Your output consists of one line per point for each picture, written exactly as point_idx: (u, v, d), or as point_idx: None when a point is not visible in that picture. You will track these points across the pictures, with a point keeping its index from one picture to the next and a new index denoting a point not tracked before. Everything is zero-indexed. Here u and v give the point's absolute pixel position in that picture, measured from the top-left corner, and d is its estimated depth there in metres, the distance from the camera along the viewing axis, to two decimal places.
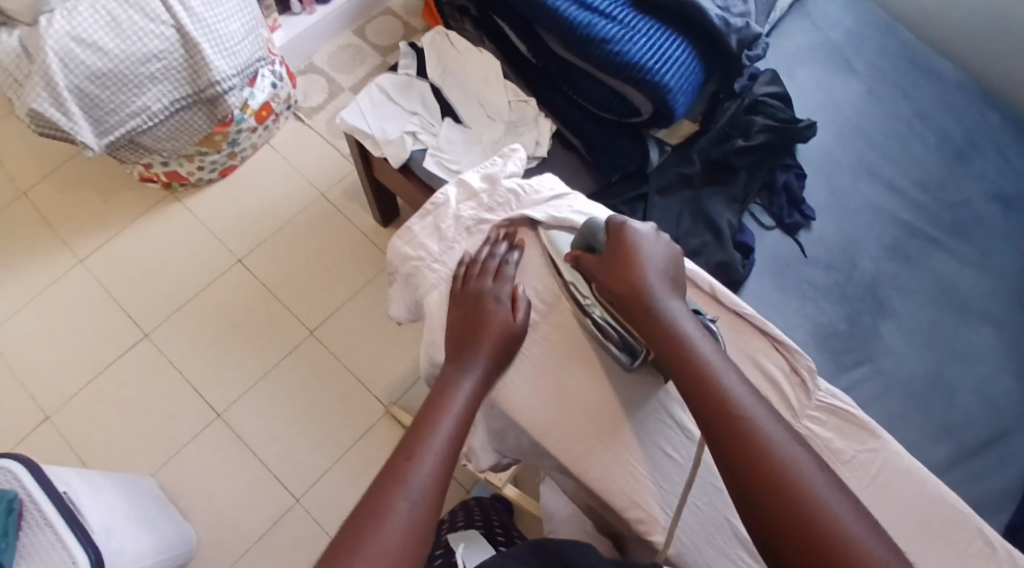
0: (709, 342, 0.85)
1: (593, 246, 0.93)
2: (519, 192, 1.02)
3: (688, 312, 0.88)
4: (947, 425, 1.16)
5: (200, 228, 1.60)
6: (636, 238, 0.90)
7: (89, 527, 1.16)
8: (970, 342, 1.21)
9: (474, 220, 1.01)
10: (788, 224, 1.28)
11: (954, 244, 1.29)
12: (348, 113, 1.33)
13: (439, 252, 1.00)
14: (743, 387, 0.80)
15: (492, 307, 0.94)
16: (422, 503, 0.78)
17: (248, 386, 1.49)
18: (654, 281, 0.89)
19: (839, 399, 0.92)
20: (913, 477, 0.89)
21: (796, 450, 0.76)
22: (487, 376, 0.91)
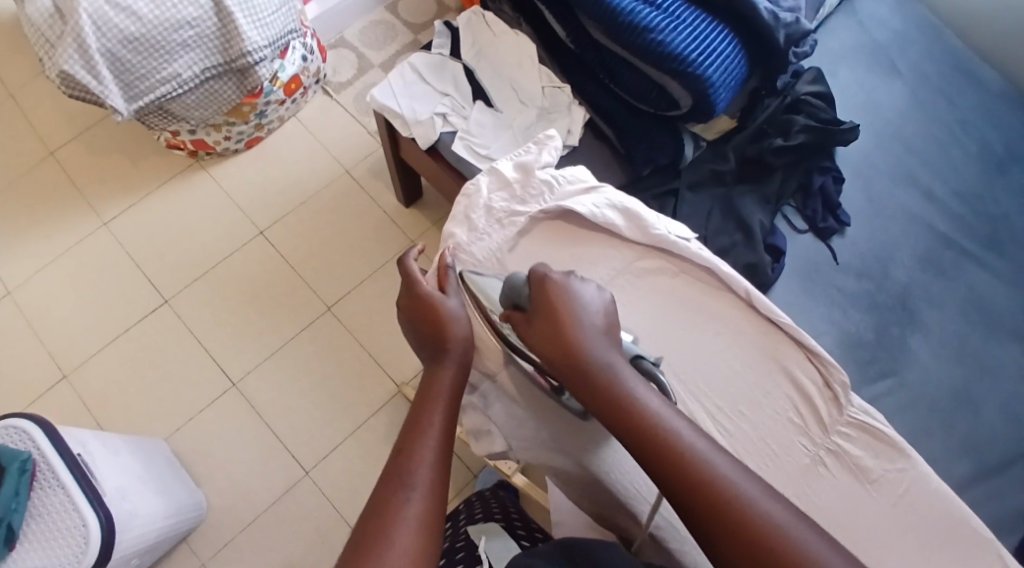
0: (656, 398, 0.82)
1: (520, 304, 0.90)
2: (552, 184, 0.99)
3: (630, 367, 0.85)
4: (970, 443, 1.13)
5: (224, 196, 1.60)
6: (562, 293, 0.87)
7: (101, 489, 1.16)
8: (999, 361, 1.18)
9: (506, 212, 0.99)
10: (821, 228, 1.25)
11: (990, 259, 1.26)
12: (379, 91, 1.30)
13: (469, 241, 0.98)
14: (699, 440, 0.79)
15: (427, 300, 0.92)
16: (439, 453, 0.81)
17: (263, 360, 1.49)
18: (588, 338, 0.85)
19: (873, 416, 0.89)
20: (938, 497, 0.87)
21: (762, 495, 0.75)
22: (457, 365, 0.89)
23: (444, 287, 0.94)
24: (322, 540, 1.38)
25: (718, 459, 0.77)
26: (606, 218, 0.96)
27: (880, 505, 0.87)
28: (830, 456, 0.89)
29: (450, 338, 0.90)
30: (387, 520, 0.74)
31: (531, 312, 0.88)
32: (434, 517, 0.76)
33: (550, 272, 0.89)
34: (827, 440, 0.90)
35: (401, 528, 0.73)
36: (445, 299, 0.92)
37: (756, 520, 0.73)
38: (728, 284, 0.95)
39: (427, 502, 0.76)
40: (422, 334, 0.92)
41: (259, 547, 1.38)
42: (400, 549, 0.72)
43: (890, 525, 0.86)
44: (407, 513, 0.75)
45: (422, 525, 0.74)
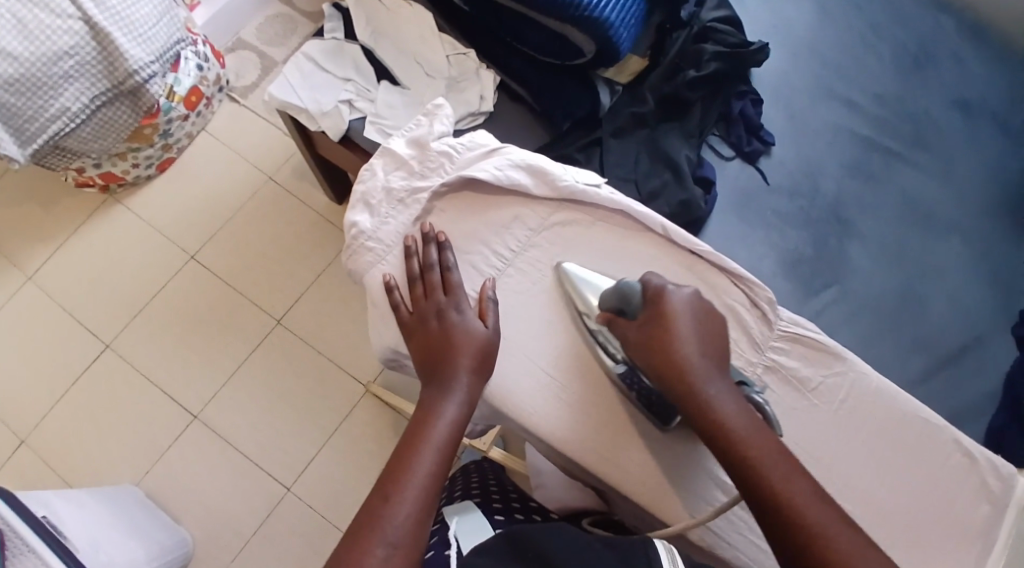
0: (761, 425, 0.77)
1: (627, 310, 0.84)
2: (450, 153, 0.95)
3: (736, 393, 0.79)
4: (923, 339, 1.14)
5: (147, 228, 1.55)
6: (679, 305, 0.82)
7: (72, 546, 1.12)
8: (939, 252, 1.18)
9: (407, 191, 0.94)
10: (748, 152, 1.25)
11: (916, 154, 1.25)
12: (277, 89, 1.23)
13: (374, 228, 0.93)
14: (794, 476, 0.74)
15: (439, 325, 0.87)
16: (433, 475, 0.79)
17: (220, 384, 1.45)
18: (700, 356, 0.80)
19: (802, 326, 0.89)
20: (884, 395, 0.86)
21: (839, 524, 0.71)
22: (472, 392, 0.84)
23: (481, 319, 0.88)
24: (312, 553, 1.36)
25: (802, 491, 0.73)
26: (511, 179, 0.92)
27: (824, 412, 0.86)
28: (767, 373, 0.87)
29: (458, 365, 0.84)
30: (369, 538, 0.73)
31: (641, 322, 0.82)
32: (412, 540, 0.74)
33: (667, 283, 0.83)
34: (761, 357, 0.88)
35: (374, 549, 0.73)
36: (467, 323, 0.87)
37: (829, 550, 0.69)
38: (642, 222, 0.93)
39: (409, 528, 0.75)
40: (428, 355, 0.86)
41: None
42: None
43: (841, 434, 0.85)
44: (390, 534, 0.74)
45: (404, 550, 0.73)
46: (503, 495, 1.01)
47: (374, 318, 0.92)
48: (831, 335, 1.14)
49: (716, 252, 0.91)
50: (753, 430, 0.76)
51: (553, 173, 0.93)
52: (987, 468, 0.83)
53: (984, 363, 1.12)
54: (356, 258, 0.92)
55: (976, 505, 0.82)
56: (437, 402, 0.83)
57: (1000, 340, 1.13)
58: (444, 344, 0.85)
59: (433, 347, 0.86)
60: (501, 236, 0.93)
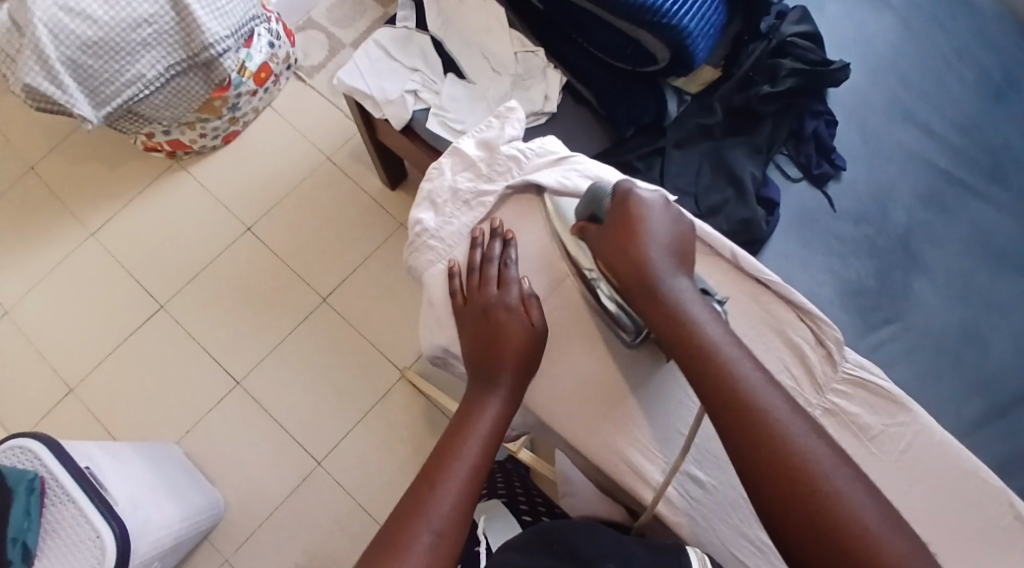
0: (713, 319, 0.79)
1: (597, 214, 0.86)
2: (519, 158, 0.94)
3: (696, 293, 0.81)
4: (982, 383, 1.10)
5: (207, 196, 1.57)
6: (645, 206, 0.84)
7: (111, 500, 1.15)
8: (1007, 295, 1.14)
9: (472, 193, 0.94)
10: (816, 174, 1.21)
11: (993, 190, 1.20)
12: (345, 73, 1.23)
13: (436, 227, 0.93)
14: (744, 361, 0.76)
15: (490, 320, 0.86)
16: (476, 469, 0.78)
17: (264, 355, 1.48)
18: (660, 253, 0.82)
19: (869, 370, 0.86)
20: (945, 450, 0.83)
21: (788, 413, 0.73)
22: (515, 391, 0.84)
23: (527, 314, 0.86)
24: (340, 530, 1.37)
25: (749, 371, 0.75)
26: (574, 183, 0.89)
27: (882, 463, 0.83)
28: (826, 417, 0.86)
29: (503, 362, 0.84)
30: (416, 524, 0.73)
31: (607, 224, 0.85)
32: (455, 531, 0.74)
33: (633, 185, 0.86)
34: (821, 399, 0.86)
35: (418, 537, 0.72)
36: (516, 320, 0.85)
37: (779, 444, 0.71)
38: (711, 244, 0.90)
39: (453, 518, 0.74)
40: (476, 348, 0.86)
41: (279, 540, 1.38)
42: (422, 561, 0.71)
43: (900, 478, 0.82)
44: (435, 523, 0.73)
45: (449, 539, 0.73)
46: (530, 498, 1.01)
47: (427, 317, 0.93)
48: (886, 370, 1.11)
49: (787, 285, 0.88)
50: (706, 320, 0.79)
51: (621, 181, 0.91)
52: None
53: None
54: (417, 255, 0.93)
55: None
56: (481, 400, 0.83)
57: None
58: (492, 340, 0.85)
59: (481, 342, 0.86)
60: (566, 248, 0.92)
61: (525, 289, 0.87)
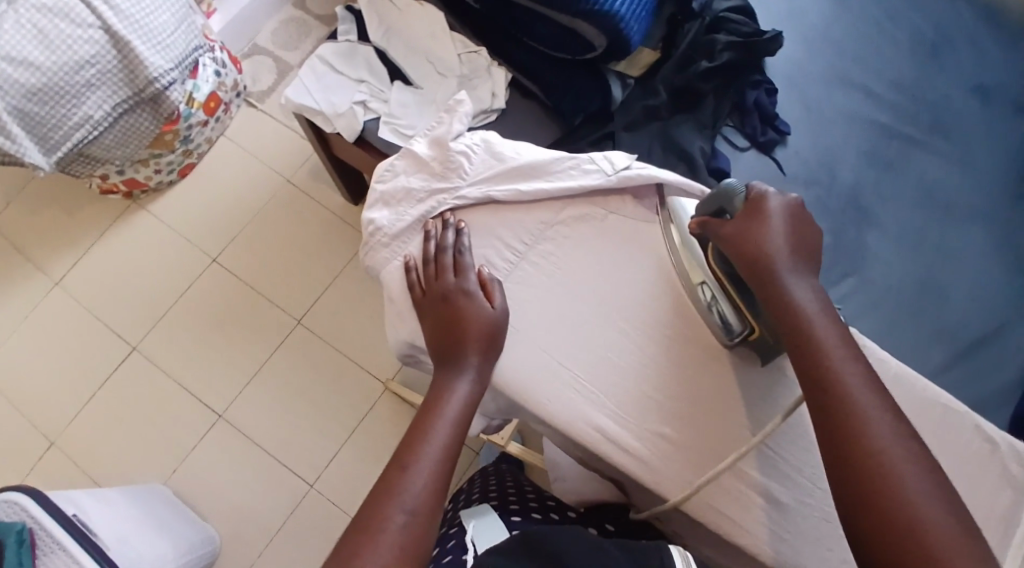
0: (836, 327, 0.77)
1: (724, 209, 0.84)
2: (468, 153, 0.94)
3: (819, 298, 0.79)
4: (943, 326, 1.13)
5: (168, 232, 1.56)
6: (776, 211, 0.82)
7: (102, 543, 1.14)
8: (958, 240, 1.18)
9: (425, 191, 0.94)
10: (762, 142, 1.25)
11: (935, 142, 1.25)
12: (293, 91, 1.25)
13: (389, 224, 0.93)
14: (857, 371, 0.74)
15: (449, 307, 0.87)
16: (445, 454, 0.81)
17: (244, 384, 1.47)
18: (786, 254, 0.80)
19: None
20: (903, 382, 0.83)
21: (892, 427, 0.71)
22: (482, 374, 0.85)
23: (487, 299, 0.87)
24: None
25: (861, 380, 0.73)
26: (537, 188, 0.91)
27: None
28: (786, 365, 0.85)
29: (465, 346, 0.85)
30: (388, 506, 0.76)
31: (735, 220, 0.83)
32: (427, 510, 0.77)
33: (769, 189, 0.84)
34: None
35: (391, 518, 0.75)
36: (475, 306, 0.86)
37: (875, 453, 0.70)
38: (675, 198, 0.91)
39: (424, 500, 0.77)
40: (440, 334, 0.87)
41: (278, 565, 1.37)
42: (395, 540, 0.74)
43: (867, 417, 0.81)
44: (407, 503, 0.76)
45: (421, 518, 0.76)
46: (521, 496, 1.00)
47: (390, 312, 0.93)
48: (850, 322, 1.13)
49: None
50: (828, 324, 0.77)
51: (584, 169, 0.92)
52: (1010, 452, 0.80)
53: (1006, 351, 1.12)
54: (372, 253, 0.94)
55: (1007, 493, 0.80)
56: (448, 382, 0.85)
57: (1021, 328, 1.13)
58: (453, 326, 0.86)
59: (443, 329, 0.87)
60: (515, 231, 0.92)
61: (483, 276, 0.89)
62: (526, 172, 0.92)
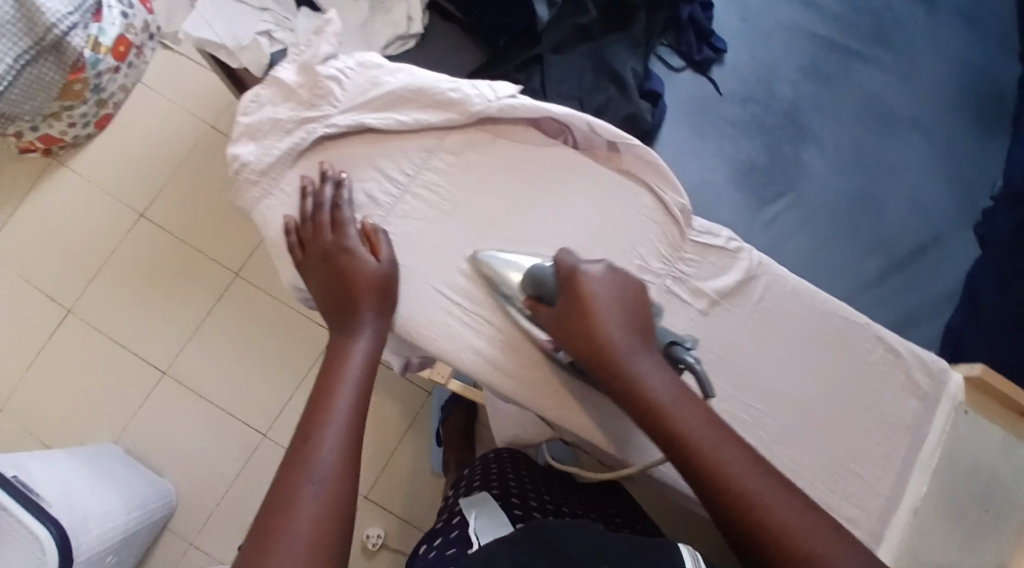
0: (688, 401, 0.74)
1: (543, 297, 0.80)
2: (339, 78, 0.85)
3: (663, 369, 0.76)
4: (878, 241, 1.15)
5: (91, 186, 1.46)
6: (594, 284, 0.78)
7: (45, 501, 1.11)
8: (896, 153, 1.18)
9: (295, 121, 0.85)
10: (699, 61, 1.21)
11: (879, 54, 1.23)
12: (191, 25, 1.12)
13: (256, 159, 0.85)
14: (725, 446, 0.72)
15: (335, 262, 0.81)
16: (348, 425, 0.75)
17: (187, 338, 1.42)
18: (619, 334, 0.77)
19: (712, 234, 0.87)
20: (801, 295, 0.85)
21: (778, 496, 0.69)
22: (378, 331, 0.80)
23: (372, 252, 0.82)
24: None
25: (730, 454, 0.71)
26: (415, 118, 0.85)
27: (738, 312, 0.85)
28: (673, 284, 0.86)
29: (354, 305, 0.80)
30: (298, 477, 0.70)
31: (558, 311, 0.79)
32: (342, 478, 0.71)
33: (579, 264, 0.79)
34: (673, 266, 0.87)
35: (304, 498, 0.69)
36: (360, 261, 0.81)
37: (773, 528, 0.68)
38: (563, 123, 0.87)
39: (337, 471, 0.71)
40: (330, 297, 0.81)
41: (238, 511, 1.37)
42: (310, 518, 0.68)
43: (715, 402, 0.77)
44: (317, 471, 0.71)
45: (334, 483, 0.71)
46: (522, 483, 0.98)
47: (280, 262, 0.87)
48: (783, 244, 1.14)
49: (646, 148, 0.86)
50: (677, 403, 0.74)
51: (464, 97, 0.85)
52: (914, 362, 0.84)
53: (940, 261, 1.14)
54: (241, 194, 0.85)
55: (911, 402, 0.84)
56: (342, 347, 0.79)
57: (955, 240, 1.15)
58: (340, 285, 0.81)
59: (331, 290, 0.81)
60: (396, 160, 0.86)
61: (366, 227, 0.83)
62: (402, 99, 0.85)
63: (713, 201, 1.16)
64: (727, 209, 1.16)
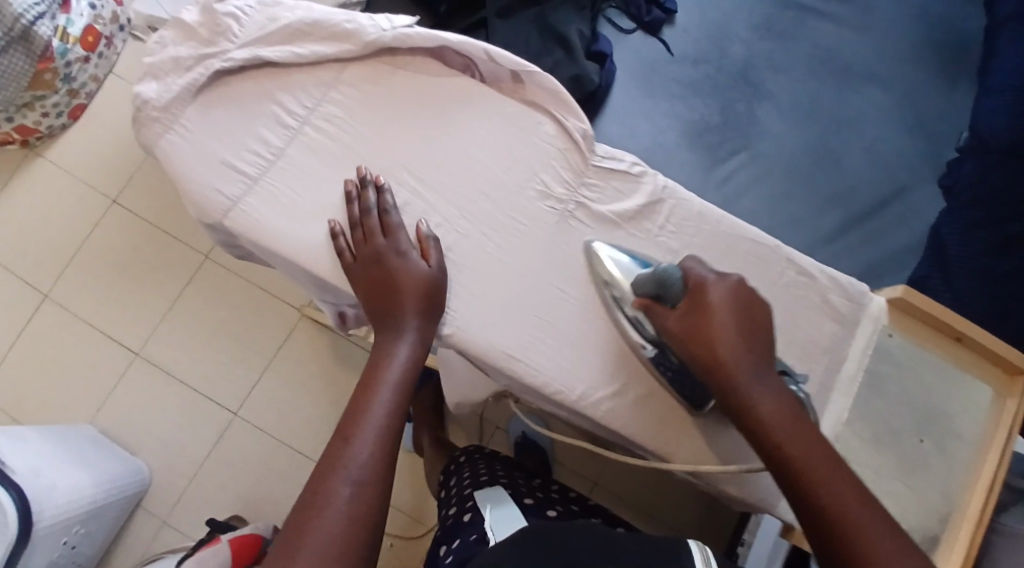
0: (810, 428, 0.67)
1: (664, 298, 0.72)
2: (238, 15, 0.79)
3: (787, 393, 0.69)
4: (835, 196, 1.12)
5: (65, 175, 1.47)
6: (716, 297, 0.71)
7: (11, 470, 1.10)
8: (852, 107, 1.16)
9: (195, 58, 0.79)
10: (648, 22, 1.20)
11: (835, 9, 1.19)
12: None
13: (158, 96, 0.78)
14: (842, 482, 0.64)
15: (387, 267, 0.75)
16: (386, 428, 0.71)
17: (158, 322, 1.42)
18: (742, 349, 0.69)
19: (615, 159, 0.82)
20: (704, 219, 0.81)
21: (889, 539, 0.61)
22: (424, 337, 0.75)
23: (422, 257, 0.76)
24: (268, 468, 1.37)
25: (846, 492, 0.64)
26: (312, 50, 0.80)
27: (641, 241, 0.80)
28: (578, 211, 0.81)
29: (401, 311, 0.75)
30: (332, 479, 0.67)
31: (677, 313, 0.71)
32: (376, 481, 0.68)
33: (707, 275, 0.72)
34: (577, 195, 0.81)
35: (336, 495, 0.67)
36: (412, 267, 0.75)
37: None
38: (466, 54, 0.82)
39: (371, 474, 0.68)
40: (376, 303, 0.76)
41: (212, 488, 1.37)
42: (340, 515, 0.66)
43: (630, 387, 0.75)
44: (352, 473, 0.68)
45: (370, 486, 0.68)
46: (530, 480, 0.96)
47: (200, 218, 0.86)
48: (736, 200, 1.12)
49: (550, 75, 0.81)
50: (794, 426, 0.67)
51: (359, 27, 0.80)
52: (830, 284, 0.80)
53: (901, 214, 1.11)
54: (139, 133, 0.78)
55: (829, 324, 0.80)
56: (387, 348, 0.75)
57: (918, 191, 1.12)
58: (386, 289, 0.75)
59: (378, 296, 0.75)
60: (292, 93, 0.81)
61: (419, 232, 0.77)
62: (299, 33, 0.80)
63: (662, 159, 1.14)
64: (679, 168, 1.14)
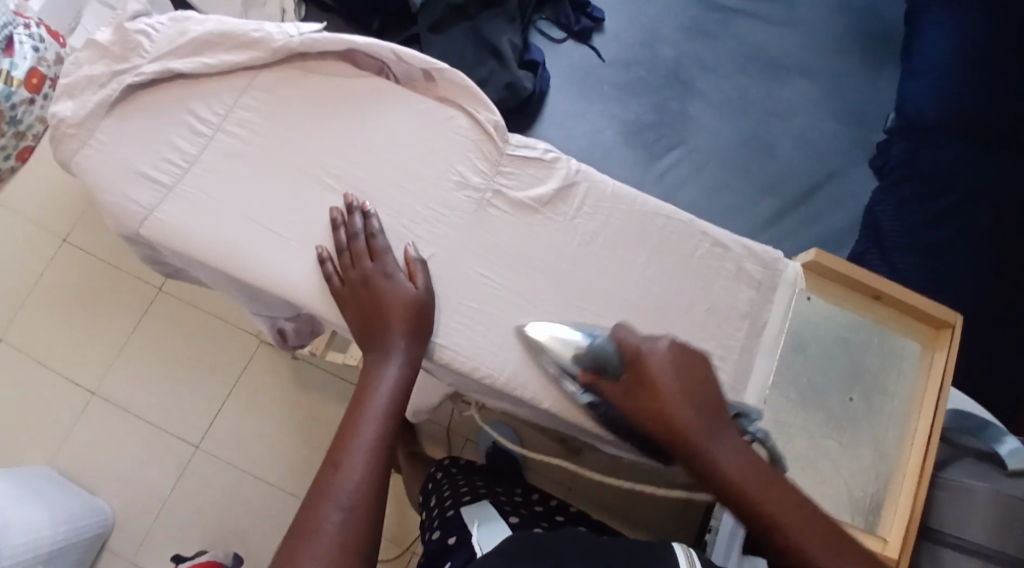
0: (776, 483, 0.65)
1: (607, 370, 0.71)
2: (148, 31, 0.82)
3: (745, 448, 0.67)
4: (770, 184, 1.15)
5: (14, 217, 1.47)
6: (659, 362, 0.69)
7: None
8: (782, 99, 1.18)
9: (107, 75, 0.81)
10: (578, 31, 1.22)
11: (759, 6, 1.22)
12: None
13: (73, 114, 0.80)
14: (813, 536, 0.62)
15: (375, 291, 0.76)
16: (374, 453, 0.71)
17: (113, 358, 1.41)
18: (694, 413, 0.67)
19: (529, 146, 0.85)
20: (620, 199, 0.83)
21: None
22: (413, 359, 0.75)
23: (409, 280, 0.77)
24: (232, 499, 1.34)
25: (817, 545, 0.62)
26: (222, 59, 0.82)
27: (559, 224, 0.82)
28: (496, 197, 0.83)
29: (388, 335, 0.75)
30: (322, 507, 0.67)
31: (624, 384, 0.70)
32: (367, 507, 0.68)
33: (649, 337, 0.70)
34: (494, 182, 0.83)
35: (327, 521, 0.67)
36: (400, 289, 0.76)
37: None
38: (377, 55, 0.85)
39: (361, 500, 0.69)
40: (363, 326, 0.76)
41: (176, 526, 1.33)
42: (332, 543, 0.66)
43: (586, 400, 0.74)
44: (340, 499, 0.68)
45: (359, 512, 0.68)
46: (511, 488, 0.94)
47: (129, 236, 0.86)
48: (677, 195, 1.14)
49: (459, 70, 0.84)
50: (759, 484, 0.64)
51: (267, 34, 0.82)
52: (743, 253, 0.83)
53: (835, 197, 1.14)
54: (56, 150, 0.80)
55: (746, 291, 0.82)
56: (375, 371, 0.75)
57: (848, 175, 1.15)
58: (374, 312, 0.75)
59: (366, 321, 0.76)
60: (206, 101, 0.83)
61: (407, 255, 0.78)
62: (208, 43, 0.82)
63: (603, 158, 1.16)
64: (618, 167, 1.16)
